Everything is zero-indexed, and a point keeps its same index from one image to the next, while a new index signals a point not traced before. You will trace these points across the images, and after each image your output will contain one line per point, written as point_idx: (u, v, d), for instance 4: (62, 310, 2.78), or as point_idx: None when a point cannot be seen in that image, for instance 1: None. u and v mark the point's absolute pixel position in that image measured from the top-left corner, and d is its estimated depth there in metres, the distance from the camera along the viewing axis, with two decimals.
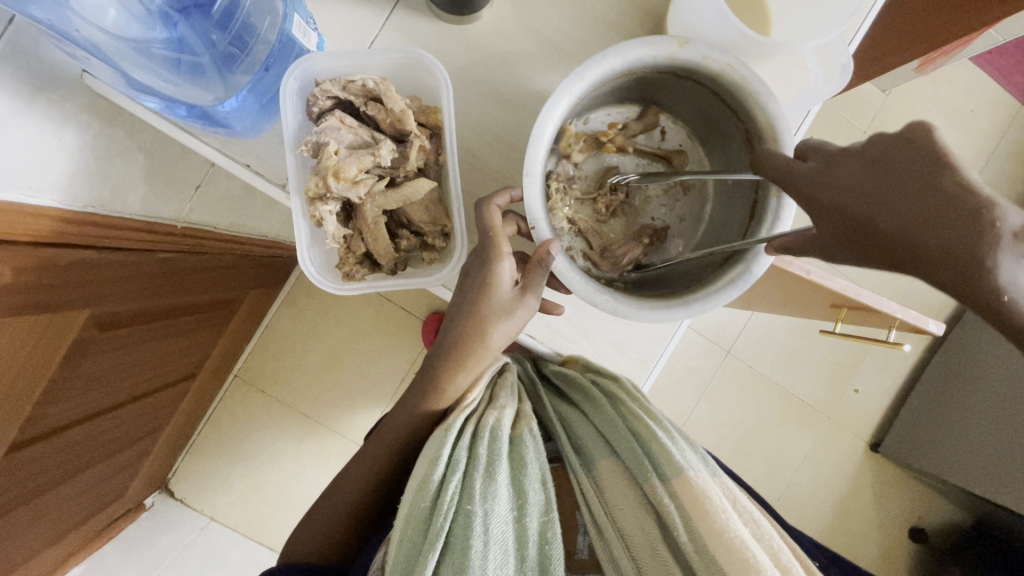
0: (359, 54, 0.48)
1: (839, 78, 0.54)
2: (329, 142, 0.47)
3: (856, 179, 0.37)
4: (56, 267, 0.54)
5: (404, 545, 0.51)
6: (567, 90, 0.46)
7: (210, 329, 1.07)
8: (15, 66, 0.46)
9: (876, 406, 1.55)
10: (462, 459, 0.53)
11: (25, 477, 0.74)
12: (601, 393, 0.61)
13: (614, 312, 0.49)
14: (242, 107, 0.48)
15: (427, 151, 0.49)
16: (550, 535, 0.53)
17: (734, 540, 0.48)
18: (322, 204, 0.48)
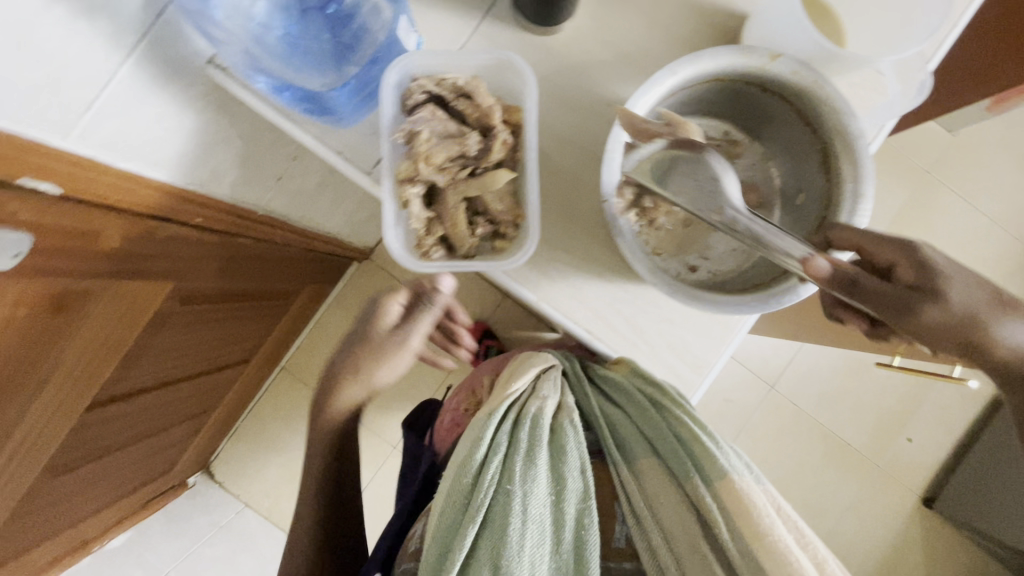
0: (454, 54, 0.53)
1: (914, 95, 0.54)
2: (422, 130, 0.51)
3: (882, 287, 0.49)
4: (149, 235, 0.60)
5: (444, 518, 0.54)
6: (658, 82, 0.48)
7: (268, 316, 1.13)
8: (158, 53, 0.50)
9: (932, 459, 1.46)
10: (502, 441, 0.58)
11: (93, 435, 0.79)
12: (648, 400, 0.58)
13: (671, 293, 0.51)
14: (345, 95, 0.51)
15: (509, 146, 0.52)
16: (587, 521, 0.55)
17: (775, 542, 0.49)
18: (410, 185, 0.52)
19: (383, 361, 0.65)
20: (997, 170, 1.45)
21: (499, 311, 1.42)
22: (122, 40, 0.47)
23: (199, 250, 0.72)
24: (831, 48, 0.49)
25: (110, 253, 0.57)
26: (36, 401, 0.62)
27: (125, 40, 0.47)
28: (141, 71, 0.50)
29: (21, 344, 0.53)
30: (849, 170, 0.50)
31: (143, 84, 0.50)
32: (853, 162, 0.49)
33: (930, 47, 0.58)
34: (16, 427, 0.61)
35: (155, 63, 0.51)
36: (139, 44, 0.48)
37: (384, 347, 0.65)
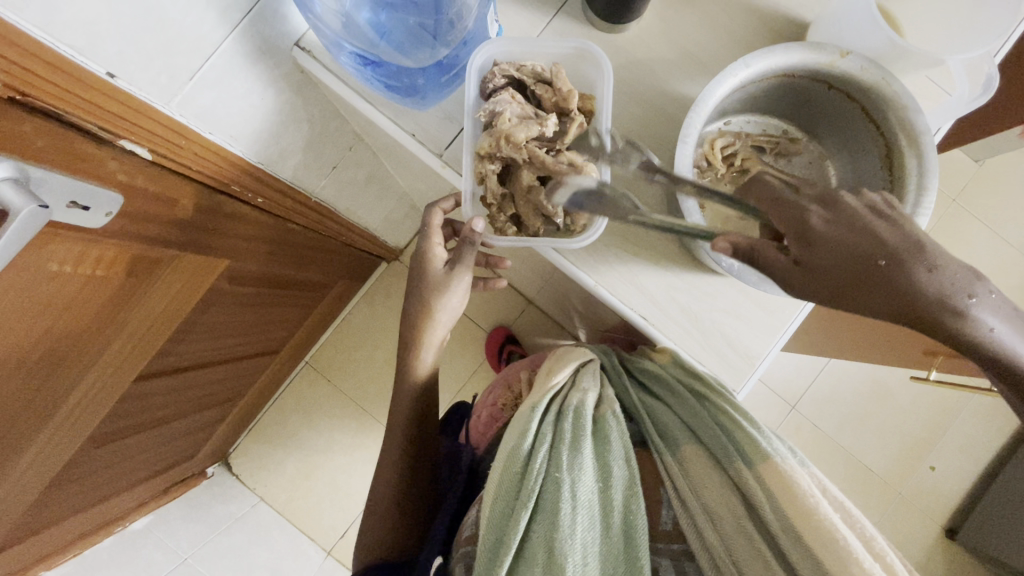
0: (534, 41, 0.55)
1: (982, 92, 0.54)
2: (504, 110, 0.52)
3: (856, 236, 0.43)
4: (216, 208, 0.63)
5: (497, 503, 0.54)
6: (736, 70, 0.49)
7: (302, 307, 1.15)
8: (257, 31, 0.54)
9: (955, 488, 1.44)
10: (547, 432, 0.58)
11: (136, 408, 0.80)
12: (688, 390, 0.60)
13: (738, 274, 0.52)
14: (432, 76, 0.53)
15: (584, 129, 0.54)
16: (635, 507, 0.54)
17: (824, 522, 0.47)
18: (489, 162, 0.53)
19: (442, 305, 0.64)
20: (1022, 200, 1.46)
21: (524, 317, 1.43)
22: (231, 15, 0.51)
23: (254, 229, 0.74)
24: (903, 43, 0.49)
25: (181, 222, 0.58)
26: (95, 366, 0.63)
27: (231, 16, 0.51)
28: (240, 46, 0.53)
29: (95, 307, 0.55)
30: (914, 162, 0.50)
31: (239, 60, 0.54)
32: (923, 157, 0.49)
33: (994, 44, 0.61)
34: (75, 390, 0.63)
35: (251, 42, 0.54)
36: (243, 21, 0.52)
37: (440, 291, 0.64)
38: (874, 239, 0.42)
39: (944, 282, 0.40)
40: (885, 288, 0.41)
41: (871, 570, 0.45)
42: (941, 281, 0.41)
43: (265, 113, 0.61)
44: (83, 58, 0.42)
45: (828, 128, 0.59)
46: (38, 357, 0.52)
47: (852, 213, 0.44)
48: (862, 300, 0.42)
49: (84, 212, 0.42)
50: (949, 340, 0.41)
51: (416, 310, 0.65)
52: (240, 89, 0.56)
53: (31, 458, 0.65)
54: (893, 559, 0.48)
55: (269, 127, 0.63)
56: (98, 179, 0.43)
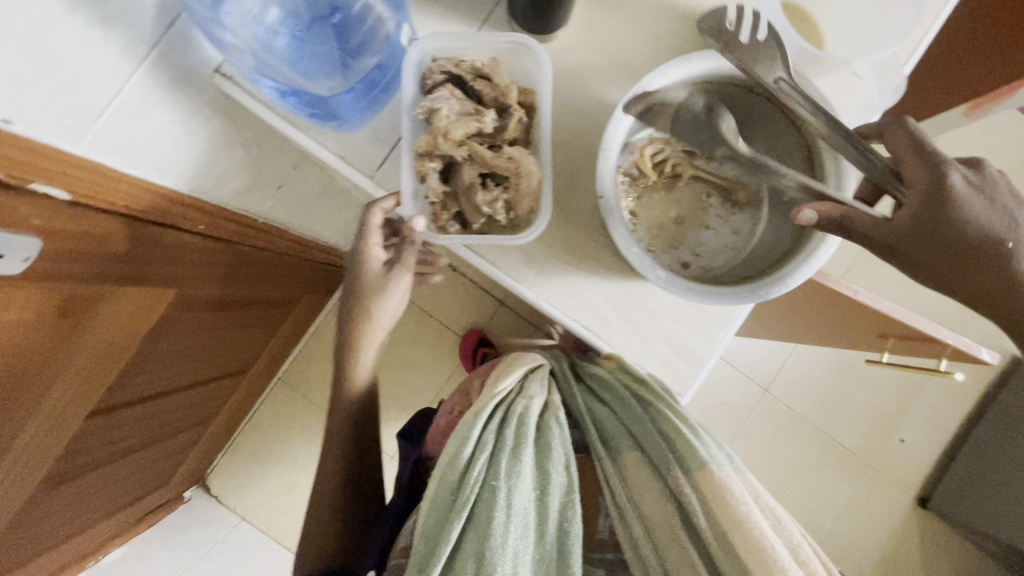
0: (473, 35, 0.53)
1: (891, 93, 0.58)
2: (441, 107, 0.51)
3: (944, 214, 0.47)
4: (156, 241, 0.61)
5: (432, 514, 0.56)
6: (656, 78, 0.52)
7: (266, 326, 1.13)
8: (169, 60, 0.54)
9: (924, 458, 1.48)
10: (489, 440, 0.58)
11: (94, 444, 0.78)
12: (631, 392, 0.60)
13: (665, 286, 0.52)
14: (351, 98, 0.52)
15: (523, 125, 0.52)
16: (570, 515, 0.56)
17: (752, 530, 0.50)
18: (429, 161, 0.51)
19: (381, 308, 0.63)
20: None
21: (496, 319, 1.43)
22: (136, 49, 0.51)
23: (200, 255, 0.72)
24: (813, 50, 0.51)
25: (120, 257, 0.57)
26: (40, 407, 0.61)
27: (137, 50, 0.51)
28: (152, 78, 0.53)
29: (30, 351, 0.53)
30: (832, 165, 0.54)
31: (154, 92, 0.54)
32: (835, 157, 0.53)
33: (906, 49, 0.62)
34: (20, 433, 0.61)
35: (164, 73, 0.54)
36: (150, 53, 0.52)
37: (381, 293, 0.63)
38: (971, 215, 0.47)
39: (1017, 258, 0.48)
40: (944, 262, 0.48)
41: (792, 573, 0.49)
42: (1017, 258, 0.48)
43: (196, 142, 0.60)
44: None
45: (757, 127, 0.59)
46: None
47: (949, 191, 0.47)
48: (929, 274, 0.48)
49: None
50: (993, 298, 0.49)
51: (355, 313, 0.64)
52: (160, 121, 0.56)
53: None
54: (815, 562, 0.52)
55: (201, 155, 0.62)
56: (12, 226, 0.42)
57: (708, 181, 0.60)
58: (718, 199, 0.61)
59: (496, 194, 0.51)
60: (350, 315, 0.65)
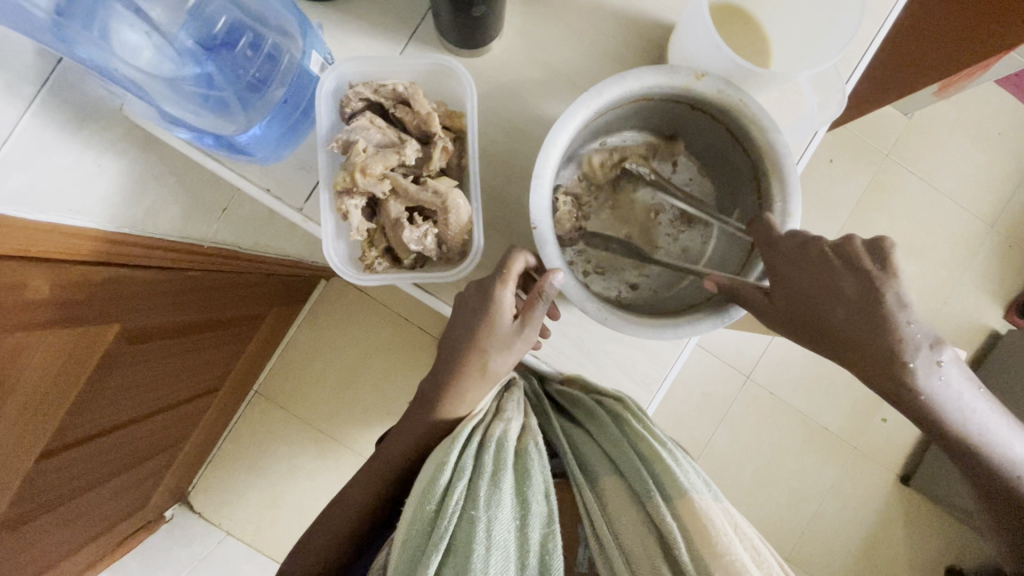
0: (390, 58, 0.50)
1: (834, 106, 0.56)
2: (358, 140, 0.47)
3: (808, 280, 0.48)
4: (85, 280, 0.58)
5: (407, 546, 0.54)
6: (585, 100, 0.47)
7: (232, 344, 1.10)
8: (61, 98, 0.52)
9: (905, 437, 1.49)
10: (468, 465, 0.56)
11: (50, 484, 0.76)
12: (607, 413, 0.59)
13: (601, 319, 0.50)
14: (265, 135, 0.49)
15: (450, 153, 0.49)
16: (551, 545, 0.54)
17: (734, 562, 0.48)
18: (349, 197, 0.47)
19: None
20: (952, 148, 1.47)
21: None
22: (20, 90, 0.48)
23: (141, 286, 0.69)
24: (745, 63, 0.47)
25: (43, 303, 0.54)
26: None
27: (23, 91, 0.49)
28: (47, 119, 0.51)
29: None
30: (778, 186, 0.51)
31: (53, 131, 0.51)
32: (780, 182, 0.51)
33: (852, 54, 0.60)
34: None
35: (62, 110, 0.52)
36: (39, 93, 0.50)
37: None
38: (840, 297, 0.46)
39: (906, 340, 0.45)
40: (809, 322, 0.48)
41: None
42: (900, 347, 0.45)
43: (109, 176, 0.58)
44: None
45: (699, 143, 0.59)
46: None
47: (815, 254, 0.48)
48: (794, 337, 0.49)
49: None
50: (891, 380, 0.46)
51: None
52: (65, 160, 0.53)
53: None
54: None
55: (120, 189, 0.59)
56: None
57: (655, 200, 0.61)
58: (666, 217, 0.62)
59: (424, 230, 0.48)
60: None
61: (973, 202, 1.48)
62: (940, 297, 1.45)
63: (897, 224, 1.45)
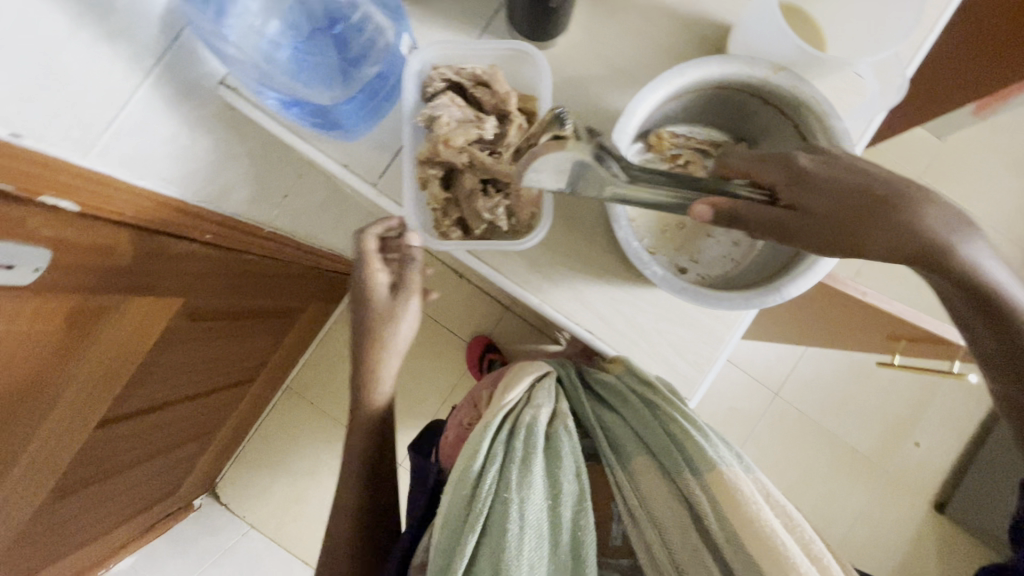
0: (473, 43, 0.53)
1: (894, 92, 0.58)
2: (441, 115, 0.51)
3: (829, 186, 0.47)
4: (161, 252, 0.62)
5: (445, 529, 0.55)
6: (664, 80, 0.50)
7: (272, 335, 1.14)
8: (173, 73, 0.55)
9: (940, 463, 1.45)
10: (498, 452, 0.58)
11: (102, 454, 0.79)
12: (638, 396, 0.60)
13: (662, 282, 0.52)
14: (353, 108, 0.53)
15: (524, 131, 0.52)
16: (583, 523, 0.55)
17: (764, 528, 0.50)
18: (430, 167, 0.52)
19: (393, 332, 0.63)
20: (986, 172, 1.47)
21: (502, 325, 1.43)
22: (141, 61, 0.51)
23: (206, 267, 0.73)
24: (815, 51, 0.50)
25: (124, 269, 0.58)
26: (49, 416, 0.62)
27: (143, 62, 0.52)
28: (158, 90, 0.54)
29: (41, 359, 0.54)
30: None
31: (161, 103, 0.55)
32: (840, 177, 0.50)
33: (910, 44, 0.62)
34: (29, 443, 0.62)
35: (172, 85, 0.55)
36: (156, 66, 0.53)
37: (392, 317, 0.62)
38: (864, 174, 0.47)
39: (925, 223, 0.45)
40: (840, 228, 0.46)
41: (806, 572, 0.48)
42: (940, 222, 0.46)
43: (198, 153, 0.62)
44: None
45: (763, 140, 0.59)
46: None
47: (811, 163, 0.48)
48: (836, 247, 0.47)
49: (9, 270, 0.44)
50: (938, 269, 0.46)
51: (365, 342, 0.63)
52: (164, 133, 0.56)
53: None
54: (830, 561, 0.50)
55: (204, 167, 0.64)
56: (16, 237, 0.43)
57: None
58: None
59: (496, 199, 0.51)
60: (370, 331, 0.63)
61: (1007, 225, 1.47)
62: None
63: None
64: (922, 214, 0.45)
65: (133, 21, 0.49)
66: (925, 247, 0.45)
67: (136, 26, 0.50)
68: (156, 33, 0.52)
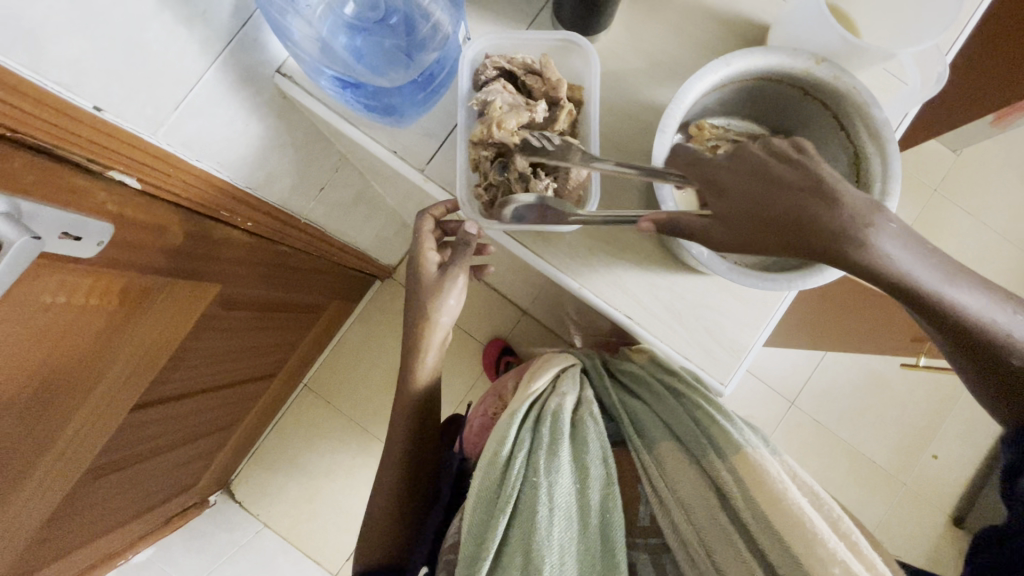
0: (525, 34, 0.56)
1: (934, 85, 0.59)
2: (495, 99, 0.53)
3: (753, 180, 0.44)
4: (205, 235, 0.64)
5: (477, 512, 0.55)
6: (712, 69, 0.52)
7: (296, 330, 1.15)
8: (238, 58, 0.57)
9: (958, 477, 1.43)
10: (525, 438, 0.58)
11: (135, 438, 0.80)
12: (664, 386, 0.63)
13: (708, 261, 0.53)
14: (408, 94, 0.55)
15: (573, 116, 0.54)
16: (611, 505, 0.55)
17: (793, 506, 0.49)
18: (482, 149, 0.53)
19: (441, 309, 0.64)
20: (1002, 186, 1.48)
21: (519, 328, 1.44)
22: (212, 46, 0.54)
23: (243, 254, 0.74)
24: (859, 42, 0.52)
25: (171, 250, 0.59)
26: (91, 396, 0.63)
27: (213, 47, 0.54)
28: (223, 75, 0.56)
29: (92, 333, 0.55)
30: (879, 164, 0.52)
31: (223, 88, 0.57)
32: (884, 161, 0.52)
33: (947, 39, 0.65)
34: (70, 422, 0.62)
35: (235, 71, 0.57)
36: (224, 51, 0.55)
37: (439, 293, 0.63)
38: (791, 171, 0.42)
39: (847, 222, 0.39)
40: (756, 224, 0.43)
41: (837, 552, 0.46)
42: (844, 214, 0.40)
43: (251, 139, 0.64)
44: (70, 93, 0.43)
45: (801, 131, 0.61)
46: (37, 385, 0.53)
47: (739, 158, 0.45)
48: (746, 244, 0.44)
49: (76, 241, 0.44)
50: (869, 277, 0.40)
51: (415, 320, 0.65)
52: (224, 117, 0.58)
53: (27, 495, 0.63)
54: (860, 539, 0.49)
55: (254, 153, 0.66)
56: (86, 209, 0.45)
57: None
58: None
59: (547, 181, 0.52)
60: (420, 308, 0.64)
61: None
62: None
63: None
64: (858, 216, 0.39)
65: (210, 6, 0.52)
66: (846, 254, 0.39)
67: (212, 11, 0.52)
68: (228, 20, 0.54)
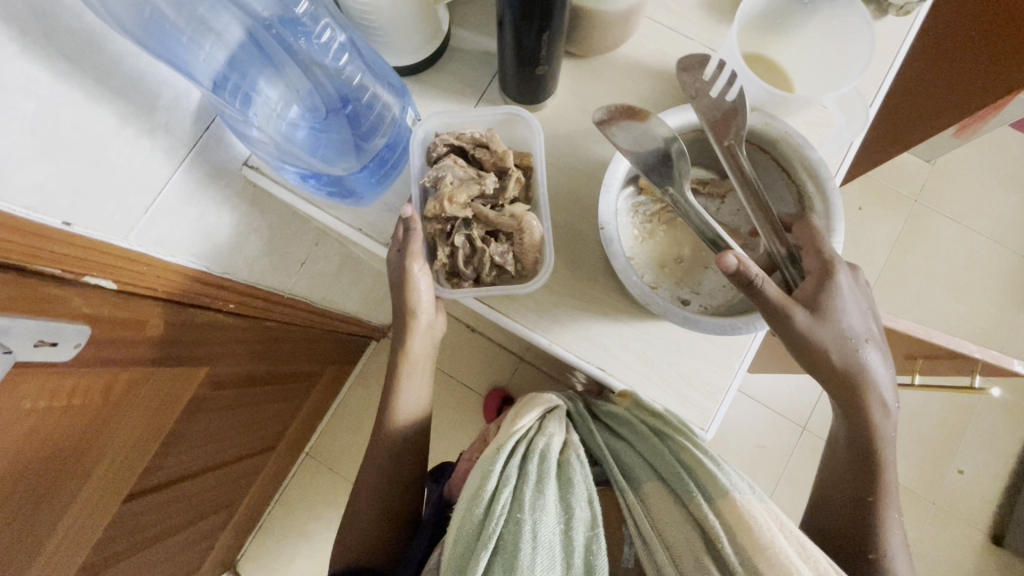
0: (469, 112, 0.60)
1: (859, 123, 0.61)
2: (446, 176, 0.56)
3: (854, 304, 0.56)
4: (187, 323, 0.65)
5: (457, 550, 0.54)
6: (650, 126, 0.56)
7: (292, 400, 1.15)
8: (204, 158, 0.62)
9: (987, 491, 1.37)
10: (513, 473, 0.57)
11: (129, 531, 0.78)
12: (649, 429, 0.59)
13: (661, 313, 0.55)
14: (364, 176, 0.60)
15: (522, 183, 0.58)
16: (596, 547, 0.53)
17: (778, 556, 0.48)
18: (437, 223, 0.57)
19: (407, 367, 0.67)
20: (981, 190, 1.50)
21: (517, 376, 1.43)
22: (177, 152, 0.58)
23: (229, 334, 0.75)
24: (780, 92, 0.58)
25: (155, 340, 0.60)
26: (78, 493, 0.62)
27: (179, 152, 0.58)
28: (190, 175, 0.60)
29: (74, 432, 0.55)
30: (821, 204, 0.58)
31: (192, 187, 0.61)
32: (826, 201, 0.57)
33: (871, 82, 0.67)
34: (59, 523, 0.61)
35: (202, 169, 0.62)
36: (189, 154, 0.60)
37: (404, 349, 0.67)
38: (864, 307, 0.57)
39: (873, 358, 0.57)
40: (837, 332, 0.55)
41: None
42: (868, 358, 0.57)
43: (225, 228, 0.68)
44: (40, 215, 0.45)
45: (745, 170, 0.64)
46: (27, 484, 0.52)
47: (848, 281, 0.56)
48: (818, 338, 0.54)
49: (53, 347, 0.45)
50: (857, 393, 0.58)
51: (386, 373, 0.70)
52: (195, 212, 0.62)
53: None
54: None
55: (231, 239, 0.69)
56: (62, 315, 0.46)
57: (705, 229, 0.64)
58: None
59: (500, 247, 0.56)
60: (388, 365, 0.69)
61: (1013, 240, 1.47)
62: (994, 338, 1.42)
63: (936, 266, 1.45)
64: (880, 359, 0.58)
65: (170, 117, 0.56)
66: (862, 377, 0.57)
67: (174, 121, 0.57)
68: (190, 126, 0.59)
